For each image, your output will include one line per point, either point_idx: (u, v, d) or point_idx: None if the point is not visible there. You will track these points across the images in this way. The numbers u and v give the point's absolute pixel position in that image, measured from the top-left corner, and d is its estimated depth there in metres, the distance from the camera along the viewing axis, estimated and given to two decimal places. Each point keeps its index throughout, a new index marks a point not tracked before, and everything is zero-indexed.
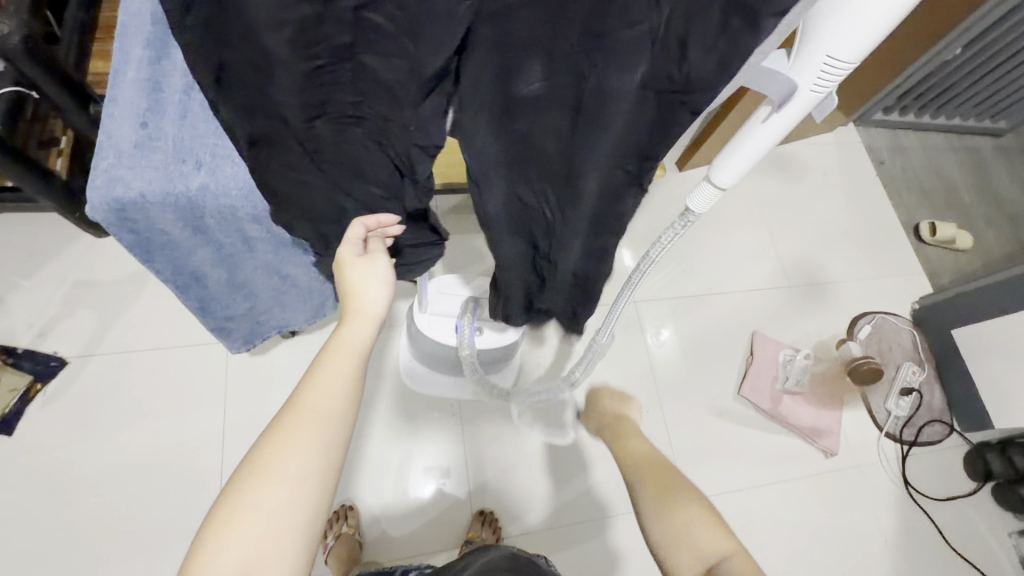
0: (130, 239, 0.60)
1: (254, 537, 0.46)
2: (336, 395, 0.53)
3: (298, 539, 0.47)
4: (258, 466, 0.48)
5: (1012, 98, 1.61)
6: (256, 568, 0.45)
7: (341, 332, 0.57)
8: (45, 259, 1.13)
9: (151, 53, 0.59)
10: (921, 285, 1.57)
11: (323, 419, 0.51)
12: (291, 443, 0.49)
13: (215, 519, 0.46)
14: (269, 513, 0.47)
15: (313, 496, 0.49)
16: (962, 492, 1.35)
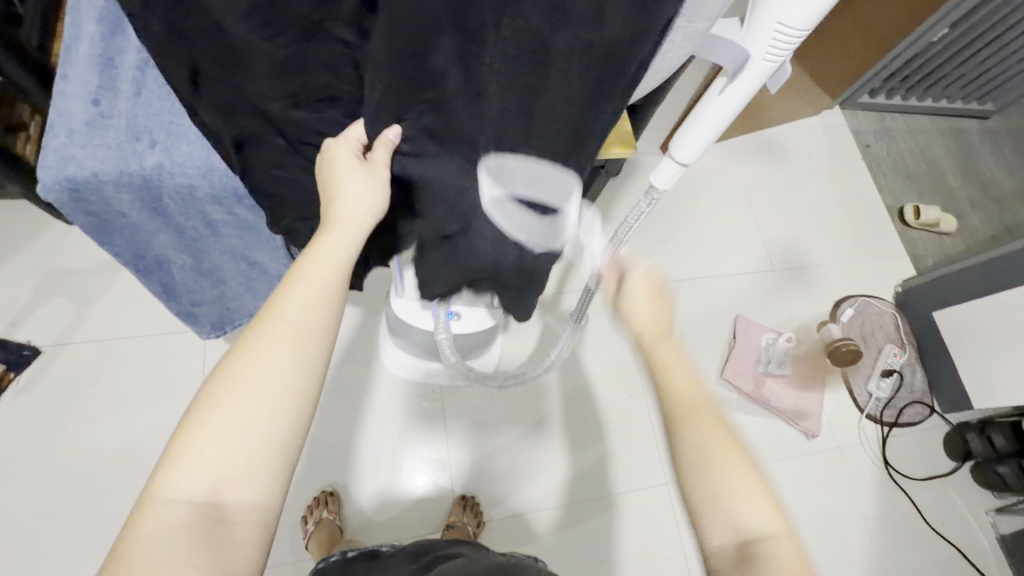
0: (86, 221, 0.59)
1: (228, 450, 0.44)
2: (315, 308, 0.49)
3: (275, 457, 0.46)
4: (232, 378, 0.46)
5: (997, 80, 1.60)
6: (229, 484, 0.44)
7: (321, 240, 0.52)
8: (17, 247, 1.11)
9: (104, 28, 0.58)
10: (904, 268, 1.58)
11: (301, 331, 0.48)
12: (268, 354, 0.47)
13: (184, 432, 0.44)
14: (241, 427, 0.45)
15: (293, 411, 0.46)
16: (941, 472, 1.36)
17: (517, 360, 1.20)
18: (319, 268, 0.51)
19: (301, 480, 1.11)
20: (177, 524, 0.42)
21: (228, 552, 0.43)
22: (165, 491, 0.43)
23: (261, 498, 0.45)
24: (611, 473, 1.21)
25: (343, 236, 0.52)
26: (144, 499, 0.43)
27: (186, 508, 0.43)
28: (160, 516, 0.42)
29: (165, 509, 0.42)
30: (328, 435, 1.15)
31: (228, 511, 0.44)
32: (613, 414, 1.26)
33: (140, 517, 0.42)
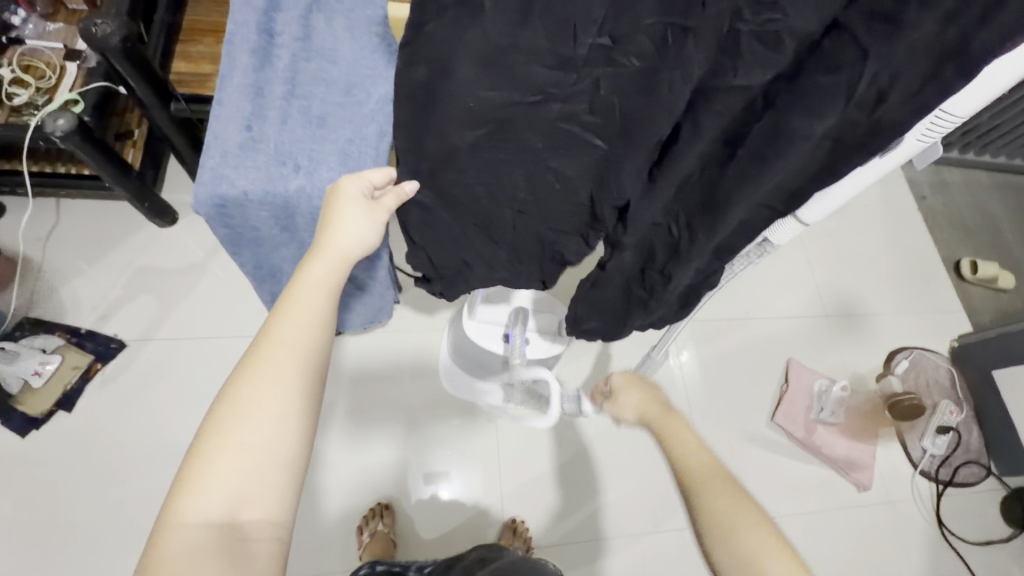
0: (223, 233, 0.64)
1: (240, 471, 0.46)
2: (308, 329, 0.51)
3: (283, 475, 0.47)
4: (232, 404, 0.47)
5: None
6: (246, 502, 0.45)
7: (308, 266, 0.54)
8: (112, 245, 1.18)
9: (255, 60, 0.63)
10: (960, 323, 1.55)
11: (298, 355, 0.50)
12: (265, 377, 0.48)
13: (195, 456, 0.46)
14: (250, 447, 0.46)
15: (295, 430, 0.48)
16: (998, 537, 1.31)
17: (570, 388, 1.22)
18: (312, 292, 0.52)
19: (353, 492, 1.14)
20: (200, 543, 0.43)
21: (253, 563, 0.44)
22: (182, 514, 0.44)
23: (275, 511, 0.46)
24: (656, 509, 1.20)
25: (331, 267, 0.55)
26: (162, 525, 0.44)
27: (206, 529, 0.44)
28: (182, 537, 0.43)
29: (186, 530, 0.44)
30: (380, 448, 1.17)
31: (244, 528, 0.45)
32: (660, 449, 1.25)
33: (162, 541, 0.43)
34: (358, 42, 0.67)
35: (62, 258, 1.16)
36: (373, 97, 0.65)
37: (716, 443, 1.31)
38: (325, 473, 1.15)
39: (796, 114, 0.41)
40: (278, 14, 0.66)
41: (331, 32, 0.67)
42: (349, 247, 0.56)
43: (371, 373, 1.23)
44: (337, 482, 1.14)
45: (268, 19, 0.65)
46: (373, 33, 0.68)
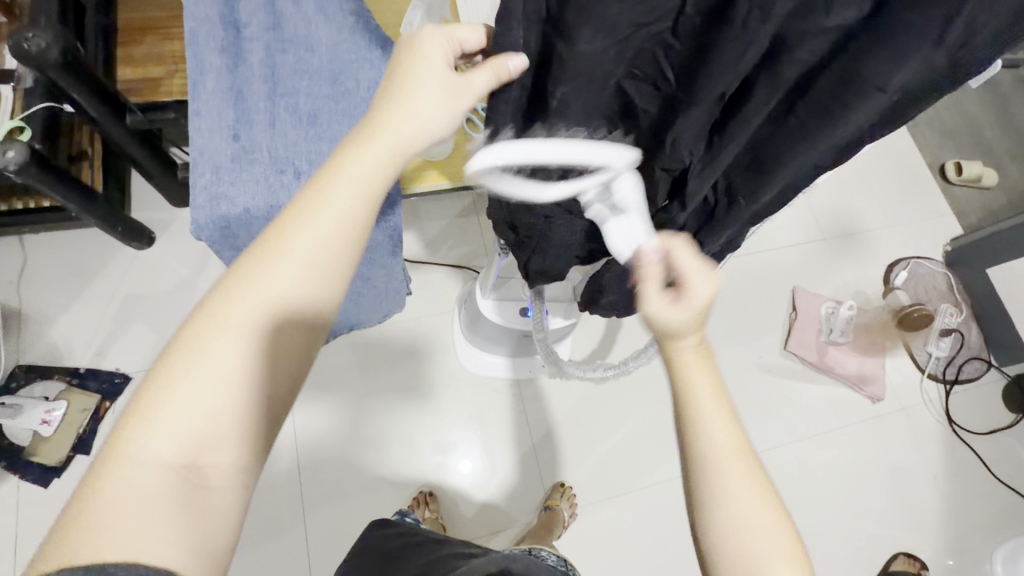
0: (229, 255, 0.61)
1: (206, 406, 0.37)
2: (335, 242, 0.40)
3: (258, 415, 0.40)
4: (216, 311, 0.38)
5: None
6: (209, 446, 0.38)
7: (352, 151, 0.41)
8: (92, 276, 1.12)
9: (227, 60, 0.59)
10: (950, 226, 1.58)
11: (306, 269, 0.40)
12: (263, 287, 0.39)
13: (160, 376, 0.37)
14: (226, 386, 0.38)
15: (286, 361, 0.41)
16: (1004, 424, 1.39)
17: (588, 350, 1.19)
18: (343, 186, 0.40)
19: (393, 484, 1.13)
20: (148, 488, 0.35)
21: (208, 514, 0.37)
22: (134, 451, 0.36)
23: (245, 461, 0.39)
24: None
25: (388, 153, 0.42)
26: (106, 453, 0.36)
27: (158, 472, 0.36)
28: (126, 477, 0.35)
29: (132, 469, 0.35)
30: (411, 436, 1.17)
31: (207, 476, 0.38)
32: None
33: (104, 473, 0.35)
34: (333, 23, 0.62)
35: (42, 298, 1.09)
36: (362, 83, 0.61)
37: (737, 378, 1.34)
38: (360, 471, 1.14)
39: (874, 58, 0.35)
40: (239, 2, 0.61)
41: (302, 16, 0.62)
42: (409, 138, 0.42)
43: (388, 366, 1.20)
44: (375, 477, 1.13)
45: (231, 10, 0.61)
46: (348, 11, 0.62)
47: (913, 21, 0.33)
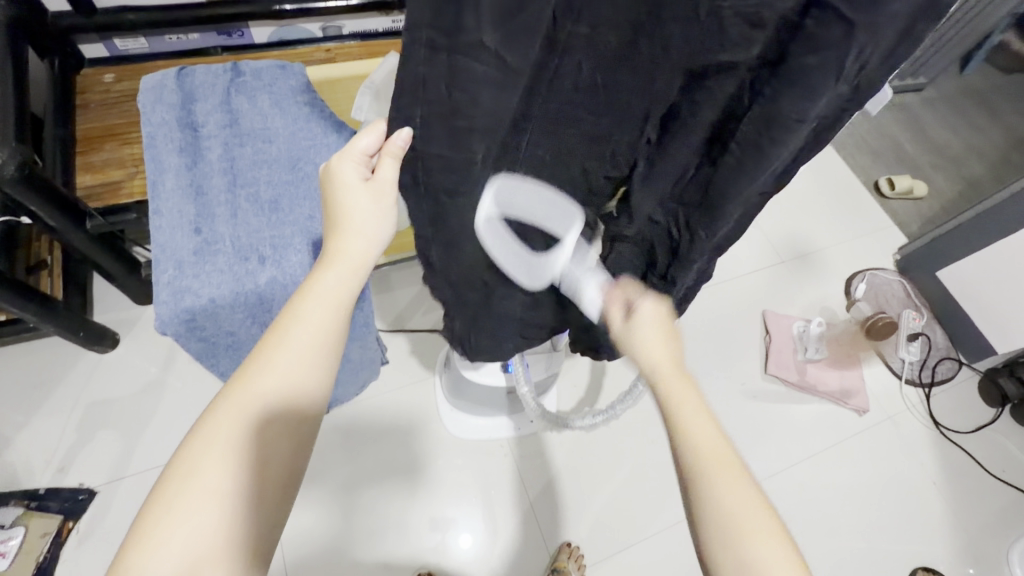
0: (197, 347, 0.60)
1: (204, 522, 0.39)
2: (308, 355, 0.46)
3: (255, 526, 0.41)
4: (207, 428, 0.42)
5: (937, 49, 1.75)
6: (206, 567, 0.39)
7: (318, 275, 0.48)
8: (53, 387, 1.07)
9: (186, 158, 0.61)
10: (895, 237, 1.67)
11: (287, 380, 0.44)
12: (251, 400, 0.43)
13: (155, 505, 0.40)
14: (221, 496, 0.40)
15: (280, 470, 0.43)
16: (987, 420, 1.41)
17: (575, 398, 1.18)
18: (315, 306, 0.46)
19: (389, 571, 1.06)
20: None
21: None
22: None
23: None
24: None
25: (347, 273, 0.48)
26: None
27: None
28: None
29: None
30: (403, 513, 1.11)
31: None
32: None
33: None
34: (288, 116, 0.66)
35: None
36: (321, 167, 0.64)
37: (722, 407, 1.34)
38: (350, 560, 1.06)
39: (787, 95, 0.36)
40: (195, 106, 0.64)
41: (257, 111, 0.65)
42: (363, 249, 0.50)
43: (372, 446, 1.16)
44: (369, 567, 1.06)
45: (187, 114, 0.64)
46: (302, 102, 0.67)
47: (812, 63, 0.34)
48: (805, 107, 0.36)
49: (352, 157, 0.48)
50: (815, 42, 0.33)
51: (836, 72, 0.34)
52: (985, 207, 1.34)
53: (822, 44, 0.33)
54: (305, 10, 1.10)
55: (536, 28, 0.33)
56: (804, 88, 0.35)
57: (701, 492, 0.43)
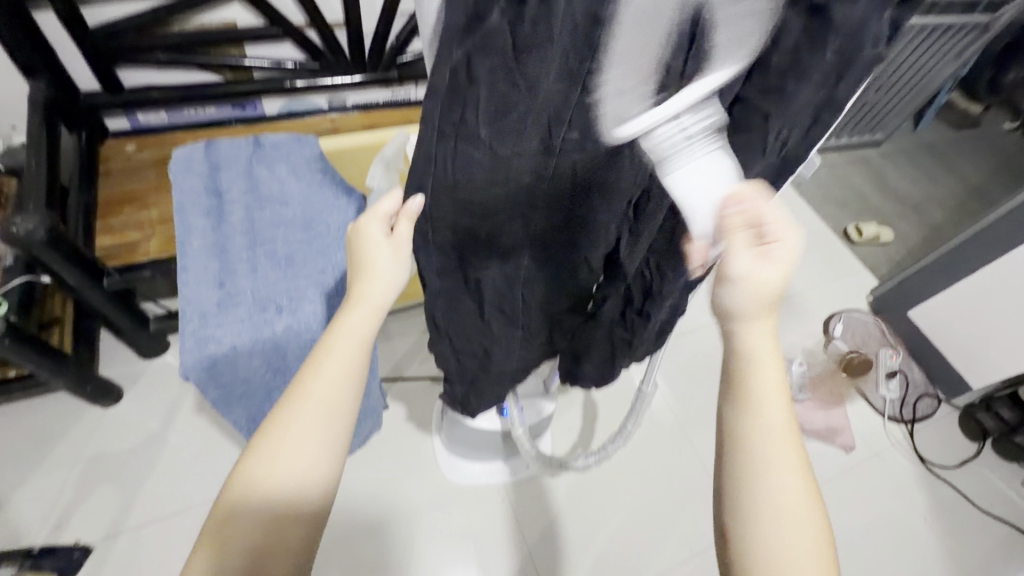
0: (215, 393, 0.64)
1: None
2: (329, 405, 0.47)
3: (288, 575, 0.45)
4: (237, 487, 0.45)
5: (888, 109, 1.93)
6: None
7: (342, 319, 0.50)
8: (55, 443, 1.09)
9: (211, 221, 0.68)
10: (867, 279, 1.77)
11: (309, 432, 0.46)
12: (275, 455, 0.45)
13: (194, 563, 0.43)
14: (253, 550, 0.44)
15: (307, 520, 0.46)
16: (970, 454, 1.45)
17: (569, 442, 1.21)
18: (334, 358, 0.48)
19: None
20: None
21: None
22: None
23: None
24: (691, 532, 1.19)
25: (365, 320, 0.50)
26: None
27: None
28: None
29: None
30: (401, 564, 1.10)
31: None
32: (672, 469, 1.26)
33: None
34: (304, 182, 0.74)
35: None
36: (332, 226, 0.71)
37: None
38: None
39: (727, 166, 0.44)
40: (221, 175, 0.72)
41: (276, 178, 0.73)
42: (382, 297, 0.51)
43: (370, 495, 1.16)
44: None
45: (213, 182, 0.71)
46: (316, 170, 0.75)
47: (742, 142, 0.42)
48: (745, 176, 0.44)
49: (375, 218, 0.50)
50: (740, 125, 0.42)
51: (761, 146, 0.43)
52: (942, 253, 1.43)
53: (747, 127, 0.41)
54: (314, 85, 1.21)
55: (521, 127, 0.38)
56: (740, 161, 0.43)
57: (749, 446, 0.47)
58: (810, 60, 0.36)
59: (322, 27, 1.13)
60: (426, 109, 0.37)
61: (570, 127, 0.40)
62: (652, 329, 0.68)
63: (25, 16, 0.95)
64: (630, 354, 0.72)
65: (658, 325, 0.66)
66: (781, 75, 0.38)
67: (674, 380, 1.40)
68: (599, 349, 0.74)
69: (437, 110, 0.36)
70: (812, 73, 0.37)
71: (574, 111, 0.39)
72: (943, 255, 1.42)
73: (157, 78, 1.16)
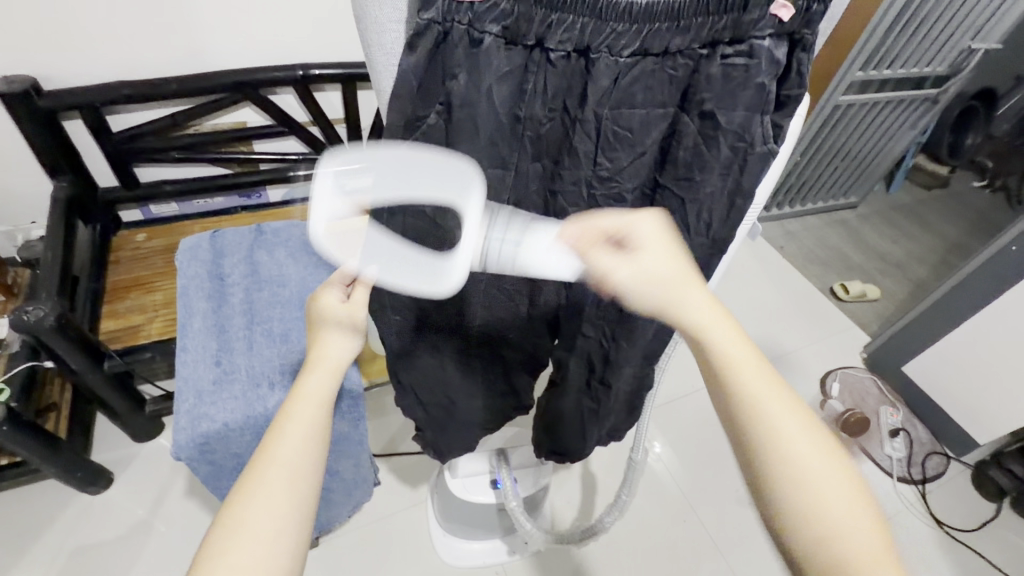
0: (204, 470, 0.65)
1: None
2: (294, 480, 0.44)
3: None
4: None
5: (857, 175, 2.05)
6: None
7: (300, 386, 0.48)
8: (39, 533, 1.06)
9: (212, 303, 0.73)
10: (859, 336, 1.78)
11: (280, 506, 0.42)
12: (240, 545, 0.40)
13: None
14: None
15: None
16: (989, 515, 1.39)
17: (568, 515, 1.17)
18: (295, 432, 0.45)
19: None
20: None
21: None
22: None
23: None
24: None
25: (327, 380, 0.49)
26: None
27: None
28: None
29: None
30: None
31: None
32: (677, 540, 1.22)
33: None
34: (301, 264, 0.79)
35: None
36: None
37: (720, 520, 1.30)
38: None
39: None
40: (224, 261, 0.78)
41: (275, 262, 0.78)
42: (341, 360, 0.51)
43: None
44: None
45: (217, 267, 0.77)
46: (313, 253, 0.81)
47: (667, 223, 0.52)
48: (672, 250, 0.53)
49: (330, 284, 0.53)
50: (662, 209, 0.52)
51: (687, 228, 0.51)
52: (933, 301, 1.45)
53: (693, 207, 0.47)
54: None
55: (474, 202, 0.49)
56: None
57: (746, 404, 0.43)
58: (708, 154, 0.47)
59: (324, 125, 1.25)
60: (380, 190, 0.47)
61: (508, 201, 0.51)
62: (624, 392, 0.71)
63: (57, 127, 1.05)
64: (597, 422, 0.74)
65: (621, 394, 0.70)
66: (688, 167, 0.48)
67: (673, 447, 1.38)
68: (562, 419, 0.77)
69: (393, 185, 0.48)
70: (712, 166, 0.47)
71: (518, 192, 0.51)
72: (934, 303, 1.45)
73: (170, 173, 1.25)
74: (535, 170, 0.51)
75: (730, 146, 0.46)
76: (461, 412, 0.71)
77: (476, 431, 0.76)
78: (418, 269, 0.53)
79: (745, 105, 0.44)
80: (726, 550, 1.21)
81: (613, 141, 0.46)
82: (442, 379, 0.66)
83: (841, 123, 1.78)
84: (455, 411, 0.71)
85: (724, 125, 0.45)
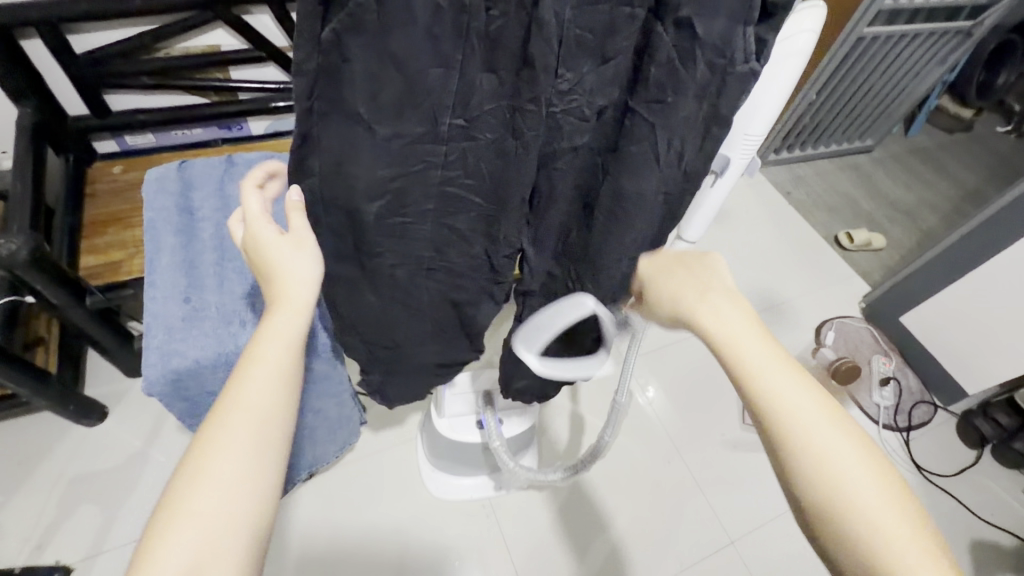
0: (180, 406, 0.65)
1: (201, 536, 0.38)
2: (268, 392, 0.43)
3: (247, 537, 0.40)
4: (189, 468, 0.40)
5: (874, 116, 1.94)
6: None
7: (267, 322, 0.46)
8: (37, 462, 1.09)
9: (182, 238, 0.69)
10: (859, 285, 1.75)
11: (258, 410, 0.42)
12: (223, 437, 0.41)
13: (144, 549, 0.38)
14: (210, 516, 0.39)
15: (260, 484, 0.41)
16: (970, 462, 1.42)
17: (554, 454, 1.20)
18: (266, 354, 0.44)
19: None
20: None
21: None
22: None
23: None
24: (674, 547, 1.17)
25: (291, 320, 0.46)
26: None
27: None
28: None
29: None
30: None
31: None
32: (661, 480, 1.25)
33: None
34: None
35: None
36: None
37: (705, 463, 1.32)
38: None
39: (625, 176, 0.51)
40: (193, 193, 0.74)
41: None
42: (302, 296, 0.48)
43: (351, 513, 1.15)
44: None
45: (186, 199, 0.73)
46: None
47: (636, 150, 0.49)
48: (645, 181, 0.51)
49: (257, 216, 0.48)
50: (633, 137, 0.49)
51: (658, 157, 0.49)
52: (938, 250, 1.41)
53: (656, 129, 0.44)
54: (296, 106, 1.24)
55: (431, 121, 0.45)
56: (638, 170, 0.50)
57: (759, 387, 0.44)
58: (684, 73, 0.43)
59: None
60: (332, 110, 0.43)
61: (457, 117, 0.46)
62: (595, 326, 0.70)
63: (14, 45, 0.97)
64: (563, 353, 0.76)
65: (590, 320, 0.71)
66: (660, 86, 0.45)
67: (664, 393, 1.38)
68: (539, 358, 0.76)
69: (311, 87, 0.41)
70: (688, 87, 0.44)
71: (487, 116, 0.47)
72: (939, 253, 1.40)
73: (142, 101, 1.18)
74: (488, 83, 0.45)
75: (708, 62, 0.43)
76: (437, 347, 0.71)
77: (454, 365, 0.75)
78: (380, 200, 0.49)
79: (726, 12, 0.40)
80: (705, 491, 1.25)
81: (574, 47, 0.42)
82: (416, 316, 0.64)
83: (862, 57, 1.65)
84: (432, 349, 0.70)
85: (703, 37, 0.41)
